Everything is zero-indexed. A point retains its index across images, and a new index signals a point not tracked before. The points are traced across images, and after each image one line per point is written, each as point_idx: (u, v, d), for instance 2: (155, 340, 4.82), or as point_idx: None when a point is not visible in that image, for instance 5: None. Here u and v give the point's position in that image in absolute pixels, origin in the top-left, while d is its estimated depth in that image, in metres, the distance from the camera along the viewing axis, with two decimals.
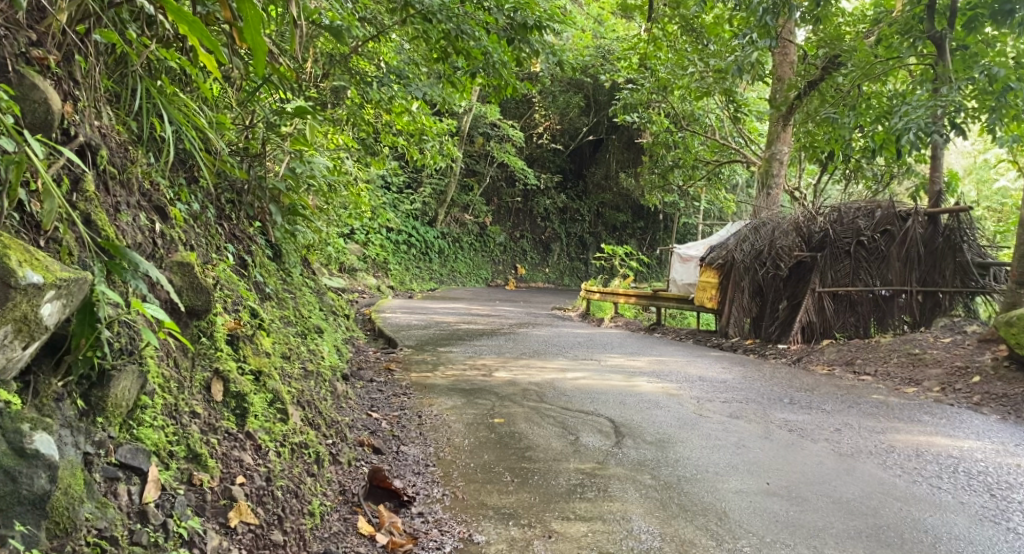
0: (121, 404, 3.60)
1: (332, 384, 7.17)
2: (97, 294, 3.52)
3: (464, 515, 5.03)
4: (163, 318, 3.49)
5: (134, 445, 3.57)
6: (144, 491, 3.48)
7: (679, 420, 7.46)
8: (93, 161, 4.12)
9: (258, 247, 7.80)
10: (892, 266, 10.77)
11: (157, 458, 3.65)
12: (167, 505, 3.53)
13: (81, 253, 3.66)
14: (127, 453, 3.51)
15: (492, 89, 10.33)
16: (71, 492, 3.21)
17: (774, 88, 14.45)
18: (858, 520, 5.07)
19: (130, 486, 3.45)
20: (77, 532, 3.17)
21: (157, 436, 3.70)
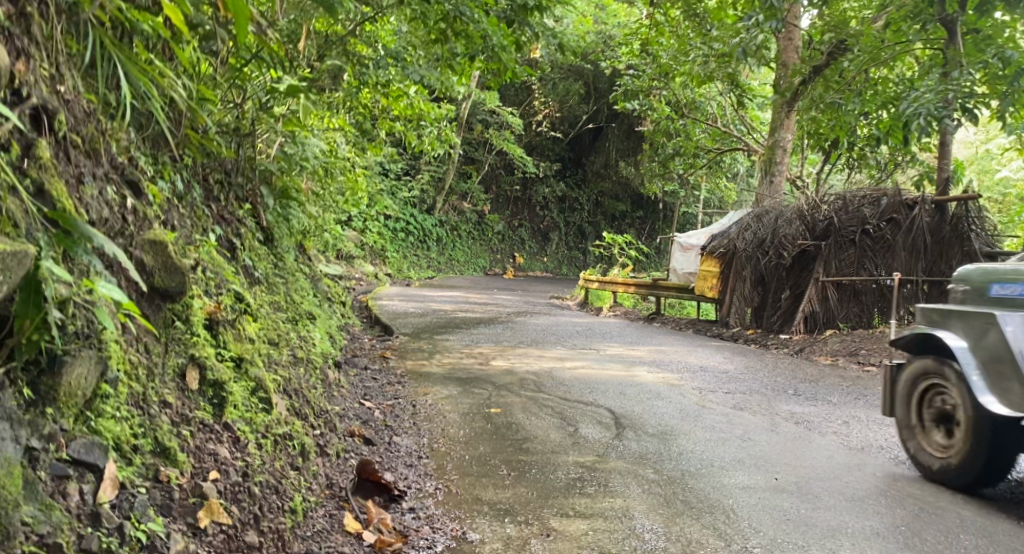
0: (77, 394, 3.26)
1: (323, 372, 6.90)
2: (42, 271, 3.14)
3: (458, 511, 4.76)
4: (121, 297, 3.17)
5: (90, 439, 3.23)
6: (99, 490, 3.13)
7: (682, 412, 7.20)
8: (51, 126, 3.78)
9: (248, 230, 7.51)
10: (897, 258, 10.31)
11: (118, 454, 3.34)
12: (126, 506, 3.20)
13: (27, 223, 3.28)
14: (81, 448, 3.16)
15: (490, 74, 9.98)
16: (5, 494, 2.80)
17: (779, 74, 14.07)
18: (874, 520, 4.81)
19: (82, 485, 3.09)
20: (12, 540, 2.75)
21: (119, 429, 3.40)
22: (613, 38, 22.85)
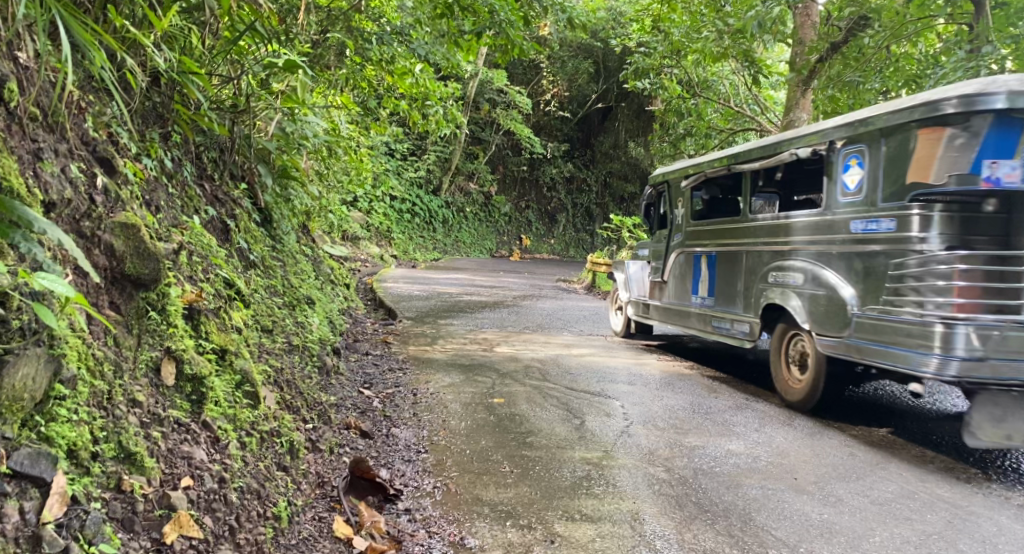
0: (24, 398, 3.01)
1: (321, 359, 6.59)
2: None
3: (456, 513, 4.50)
4: (63, 291, 2.93)
5: (37, 449, 2.97)
6: (44, 508, 2.90)
7: (693, 404, 6.91)
8: None
9: (243, 212, 7.15)
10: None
11: (70, 463, 3.06)
12: (75, 525, 2.95)
13: None
14: (23, 460, 2.91)
15: (498, 50, 9.60)
16: None
17: (794, 52, 13.29)
18: (903, 528, 4.54)
19: (23, 502, 2.87)
20: None
21: (75, 435, 3.12)
22: (624, 14, 22.38)
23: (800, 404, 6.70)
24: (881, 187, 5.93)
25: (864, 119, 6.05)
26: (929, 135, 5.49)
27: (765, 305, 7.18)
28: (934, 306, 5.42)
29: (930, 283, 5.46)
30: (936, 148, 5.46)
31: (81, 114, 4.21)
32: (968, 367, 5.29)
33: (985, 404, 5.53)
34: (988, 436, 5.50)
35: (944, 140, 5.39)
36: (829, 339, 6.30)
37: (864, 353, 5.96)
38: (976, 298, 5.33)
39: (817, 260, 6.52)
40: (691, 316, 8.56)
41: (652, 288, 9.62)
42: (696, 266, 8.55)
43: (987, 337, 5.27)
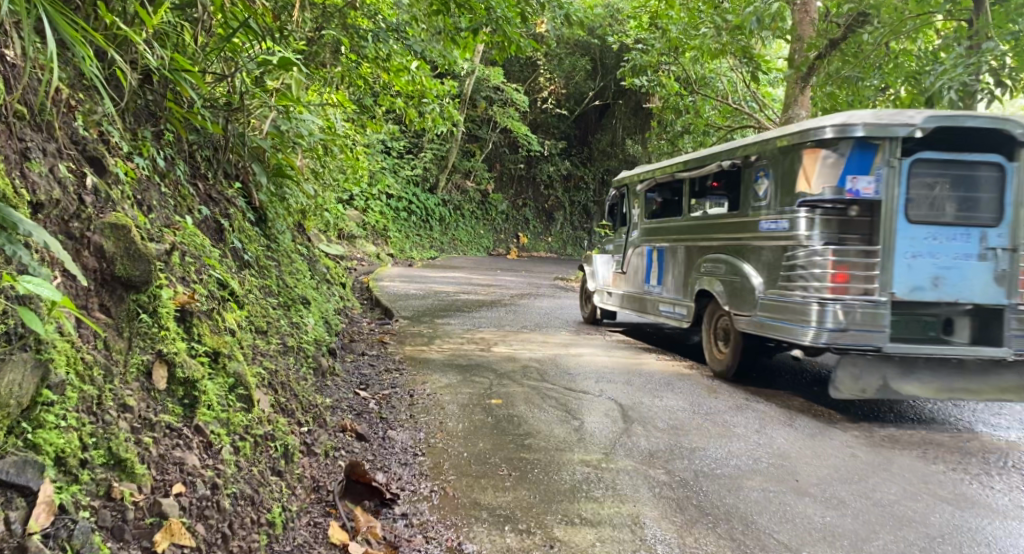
0: (10, 405, 2.94)
1: (317, 360, 6.52)
2: None
3: (453, 518, 4.43)
4: (48, 295, 2.86)
5: (23, 457, 2.90)
6: (30, 518, 2.83)
7: (692, 404, 6.86)
8: None
9: (238, 211, 7.07)
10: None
11: (57, 471, 2.99)
12: (62, 534, 2.88)
13: None
14: (9, 468, 2.84)
15: (495, 47, 9.55)
16: None
17: (793, 49, 13.22)
18: (906, 530, 4.48)
19: (8, 512, 2.80)
20: None
21: (63, 442, 3.05)
22: (621, 11, 22.33)
23: (720, 373, 7.77)
24: (776, 197, 6.92)
25: (767, 140, 7.05)
26: (810, 154, 6.48)
27: (696, 291, 8.26)
28: (814, 289, 6.32)
29: (812, 272, 6.36)
30: (814, 164, 6.49)
31: (70, 112, 4.15)
32: (835, 337, 6.21)
33: (846, 364, 6.46)
34: (847, 389, 6.44)
35: (820, 159, 6.42)
36: (740, 319, 7.32)
37: (763, 328, 6.90)
38: (847, 281, 6.25)
39: (735, 254, 7.51)
40: (642, 300, 9.65)
41: (613, 277, 10.72)
42: (647, 257, 9.65)
43: (850, 311, 6.20)
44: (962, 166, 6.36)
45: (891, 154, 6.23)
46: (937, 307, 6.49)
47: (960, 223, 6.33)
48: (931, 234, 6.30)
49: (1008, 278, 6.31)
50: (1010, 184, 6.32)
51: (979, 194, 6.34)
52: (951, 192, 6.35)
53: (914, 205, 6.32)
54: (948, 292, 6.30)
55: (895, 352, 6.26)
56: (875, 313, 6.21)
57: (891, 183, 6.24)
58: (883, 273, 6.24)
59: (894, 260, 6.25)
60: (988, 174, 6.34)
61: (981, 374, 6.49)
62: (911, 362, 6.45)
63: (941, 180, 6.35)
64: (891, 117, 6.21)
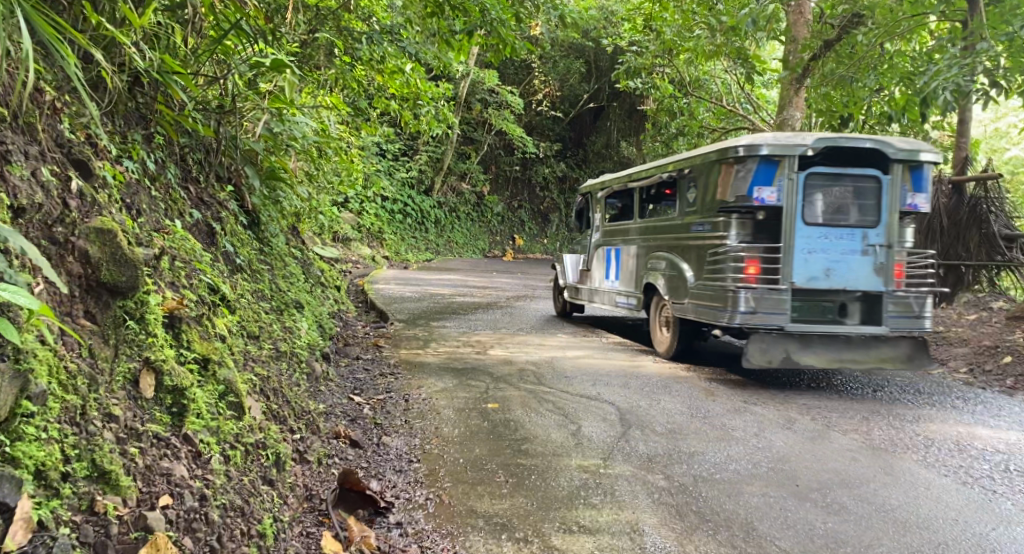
0: None
1: (310, 365, 6.44)
2: None
3: (449, 526, 4.35)
4: (25, 303, 2.77)
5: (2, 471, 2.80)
6: (6, 534, 2.73)
7: (689, 407, 6.79)
8: None
9: (230, 214, 6.98)
10: (970, 240, 10.50)
11: (37, 485, 2.89)
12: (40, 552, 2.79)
13: None
14: None
15: (489, 49, 9.50)
16: None
17: (788, 50, 13.13)
18: (909, 536, 4.41)
19: None
20: None
21: (44, 455, 2.96)
22: (616, 13, 22.22)
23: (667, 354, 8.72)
24: (703, 205, 7.89)
25: (693, 156, 8.02)
26: (725, 170, 7.43)
27: (646, 283, 9.29)
28: (732, 277, 7.33)
29: (730, 264, 7.38)
30: (729, 177, 7.37)
31: (55, 115, 4.08)
32: (747, 320, 7.20)
33: (758, 341, 7.34)
34: (757, 360, 7.31)
35: (733, 174, 7.34)
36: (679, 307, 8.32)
37: (695, 312, 7.90)
38: (757, 273, 7.26)
39: (676, 253, 8.49)
40: (607, 294, 10.58)
41: (583, 274, 11.63)
42: (610, 256, 10.63)
43: (759, 297, 7.20)
44: (849, 177, 7.32)
45: (790, 169, 7.19)
46: (834, 293, 7.42)
47: (847, 225, 7.31)
48: (824, 233, 7.29)
49: (886, 269, 7.32)
50: (886, 192, 7.32)
51: (862, 199, 7.33)
52: (840, 198, 7.33)
53: (810, 209, 7.29)
54: (838, 282, 7.29)
55: (794, 330, 7.29)
56: (779, 298, 7.23)
57: (791, 193, 7.20)
58: (784, 266, 7.25)
59: (793, 256, 7.25)
60: (869, 183, 7.32)
61: (863, 347, 7.43)
62: (810, 336, 7.35)
63: (833, 188, 7.32)
64: (789, 139, 7.20)
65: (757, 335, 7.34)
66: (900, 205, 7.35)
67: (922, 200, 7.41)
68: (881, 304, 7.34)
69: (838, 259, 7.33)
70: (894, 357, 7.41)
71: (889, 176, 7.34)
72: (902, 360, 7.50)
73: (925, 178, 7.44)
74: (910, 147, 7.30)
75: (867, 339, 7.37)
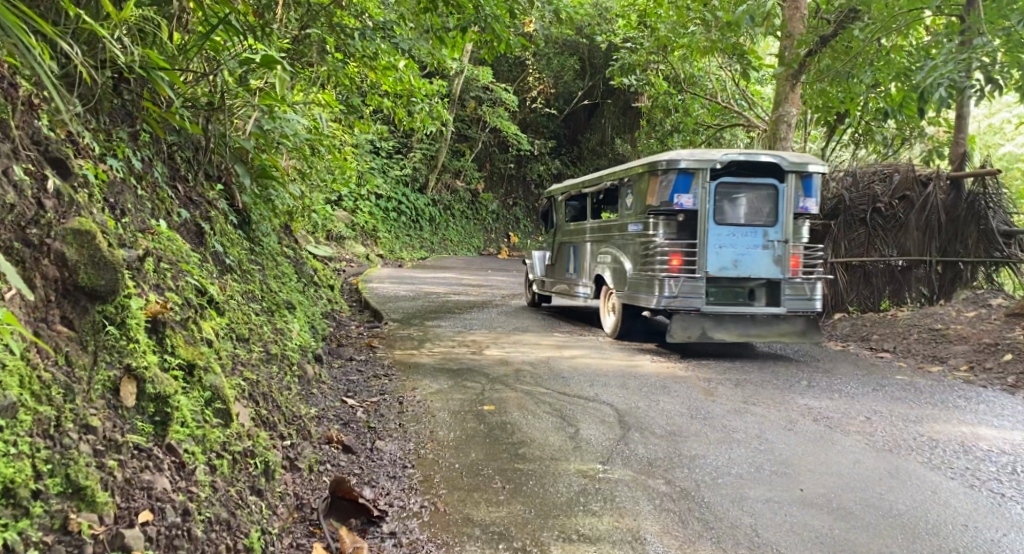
0: None
1: (302, 368, 6.29)
2: None
3: (445, 535, 4.22)
4: None
5: None
6: None
7: (688, 407, 6.67)
8: None
9: (219, 213, 6.81)
10: (968, 236, 10.45)
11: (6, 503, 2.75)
12: None
13: None
14: None
15: (484, 46, 9.34)
16: None
17: (783, 46, 12.92)
18: (918, 544, 4.28)
19: None
20: None
21: (14, 470, 2.82)
22: (610, 10, 22.03)
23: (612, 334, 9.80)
24: (636, 209, 9.12)
25: (628, 167, 9.25)
26: (652, 180, 8.66)
27: (595, 275, 10.44)
28: (658, 268, 8.54)
29: (657, 257, 8.59)
30: (655, 186, 8.62)
31: (32, 111, 3.93)
32: (668, 302, 8.40)
33: (679, 321, 8.51)
34: (678, 336, 8.47)
35: (659, 182, 8.56)
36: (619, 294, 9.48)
37: (628, 296, 9.11)
38: (680, 263, 8.48)
39: (616, 249, 9.71)
40: (568, 285, 11.47)
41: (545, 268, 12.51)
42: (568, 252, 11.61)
43: (679, 283, 8.41)
44: (752, 185, 8.60)
45: (705, 178, 8.44)
46: (742, 280, 8.66)
47: (750, 224, 8.56)
48: (731, 232, 8.53)
49: (784, 260, 8.60)
50: (782, 197, 8.60)
51: (761, 204, 8.61)
52: (743, 203, 8.61)
53: (719, 211, 8.51)
54: (744, 271, 8.56)
55: (708, 311, 8.50)
56: (695, 284, 8.45)
57: (703, 199, 8.45)
58: (698, 258, 8.49)
59: (707, 250, 8.49)
60: (768, 190, 8.60)
61: (767, 324, 8.65)
62: (722, 316, 8.56)
63: (738, 195, 8.58)
64: (703, 154, 8.47)
65: (678, 315, 8.53)
66: (794, 207, 8.64)
67: (812, 203, 8.72)
68: (781, 289, 8.63)
69: (744, 252, 8.58)
70: (794, 332, 8.62)
71: (785, 184, 8.62)
72: (800, 335, 8.70)
73: (814, 185, 8.78)
74: (800, 160, 8.62)
75: (769, 318, 8.61)
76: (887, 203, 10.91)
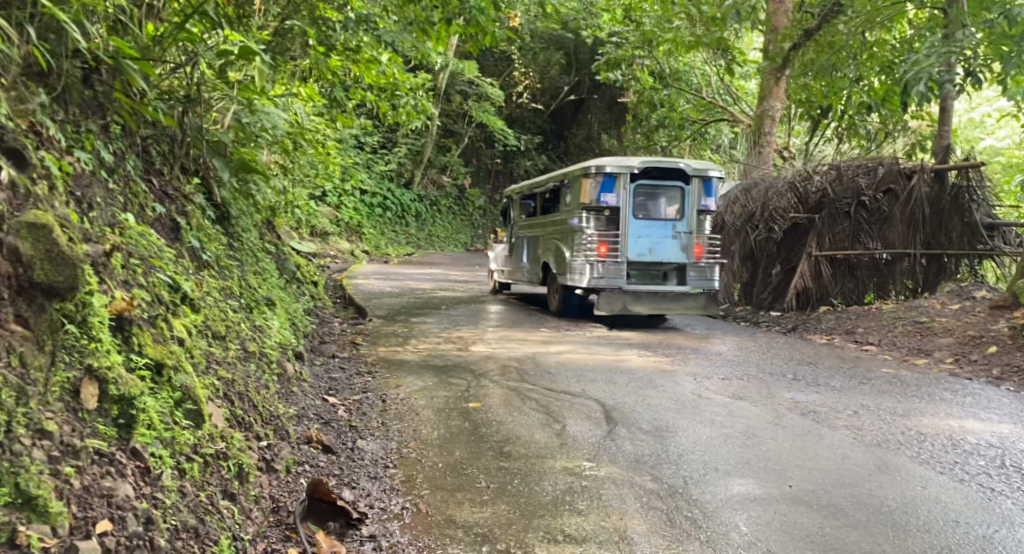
0: None
1: (281, 366, 6.13)
2: None
3: (427, 538, 4.07)
4: None
5: None
6: None
7: (676, 402, 6.56)
8: None
9: (197, 208, 6.60)
10: (952, 228, 10.23)
11: None
12: None
13: None
14: None
15: (468, 38, 9.17)
16: None
17: (767, 40, 13.23)
18: (911, 542, 4.17)
19: None
20: None
21: None
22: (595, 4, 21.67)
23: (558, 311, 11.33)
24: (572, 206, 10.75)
25: (566, 172, 10.86)
26: (583, 182, 10.33)
27: (542, 264, 11.98)
28: (589, 254, 10.26)
29: (588, 245, 10.28)
30: (587, 186, 10.29)
31: None
32: (595, 282, 10.18)
33: (604, 297, 10.25)
34: (603, 308, 10.24)
35: (590, 184, 10.22)
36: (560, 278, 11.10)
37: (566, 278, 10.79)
38: (606, 250, 10.23)
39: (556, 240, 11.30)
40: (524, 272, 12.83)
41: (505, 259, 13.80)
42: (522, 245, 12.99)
43: (605, 266, 10.19)
44: (663, 188, 10.41)
45: (627, 181, 10.20)
46: (658, 264, 10.51)
47: (662, 219, 10.41)
48: (646, 224, 10.38)
49: (689, 248, 10.47)
50: (688, 197, 10.42)
51: (671, 202, 10.43)
52: (658, 202, 10.43)
53: (637, 208, 10.32)
54: (658, 257, 10.43)
55: (629, 288, 10.28)
56: (618, 267, 10.26)
57: (626, 198, 10.21)
58: (621, 246, 10.27)
59: (628, 239, 10.30)
60: (676, 191, 10.44)
61: (676, 300, 10.46)
62: (640, 292, 10.34)
63: (653, 195, 10.40)
64: (623, 162, 10.24)
65: (604, 292, 10.29)
66: (699, 206, 10.44)
67: (712, 203, 10.48)
68: (687, 271, 10.52)
69: (657, 241, 10.46)
70: (698, 306, 10.45)
71: (690, 186, 10.45)
72: (703, 309, 10.52)
73: (715, 188, 10.52)
74: (702, 167, 10.41)
75: (677, 295, 10.45)
76: (871, 196, 10.80)
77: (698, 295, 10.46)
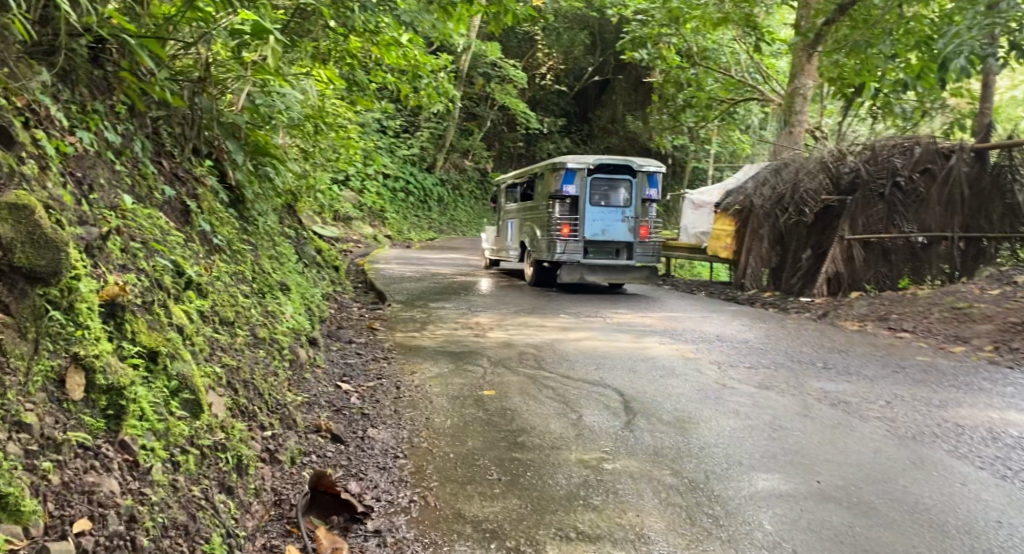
0: None
1: (294, 352, 5.99)
2: None
3: (434, 533, 3.91)
4: None
5: None
6: None
7: (698, 391, 6.36)
8: None
9: (208, 190, 6.43)
10: (994, 210, 9.87)
11: None
12: None
13: None
14: None
15: (490, 17, 8.86)
16: None
17: (799, 16, 12.86)
18: (948, 544, 3.94)
19: None
20: None
21: None
22: None
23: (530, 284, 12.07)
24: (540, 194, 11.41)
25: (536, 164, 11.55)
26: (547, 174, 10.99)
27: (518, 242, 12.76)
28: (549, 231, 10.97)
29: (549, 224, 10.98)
30: (550, 177, 10.95)
31: None
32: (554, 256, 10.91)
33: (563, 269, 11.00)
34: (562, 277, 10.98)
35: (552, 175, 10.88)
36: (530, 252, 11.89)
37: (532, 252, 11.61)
38: (568, 231, 10.88)
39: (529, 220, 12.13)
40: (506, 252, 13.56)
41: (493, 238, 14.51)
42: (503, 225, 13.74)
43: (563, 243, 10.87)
44: (616, 180, 10.99)
45: (583, 173, 10.81)
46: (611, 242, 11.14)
47: (615, 205, 10.99)
48: (599, 209, 10.95)
49: (636, 230, 11.08)
50: (635, 187, 11.01)
51: (622, 193, 11.02)
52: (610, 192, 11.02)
53: (594, 197, 10.93)
54: (609, 238, 11.01)
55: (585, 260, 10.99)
56: (577, 244, 10.94)
57: (583, 188, 10.83)
58: (577, 228, 10.92)
59: (583, 222, 10.92)
60: (625, 183, 11.02)
61: (625, 272, 11.16)
62: (595, 265, 11.06)
63: (605, 185, 10.97)
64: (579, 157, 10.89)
65: (563, 264, 11.03)
66: (645, 195, 11.04)
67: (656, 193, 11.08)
68: (633, 249, 11.16)
69: (609, 224, 11.04)
70: (642, 279, 11.14)
71: (636, 178, 11.04)
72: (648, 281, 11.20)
73: (659, 180, 11.11)
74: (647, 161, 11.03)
75: (626, 268, 11.16)
76: (906, 177, 10.48)
77: (644, 268, 11.13)
